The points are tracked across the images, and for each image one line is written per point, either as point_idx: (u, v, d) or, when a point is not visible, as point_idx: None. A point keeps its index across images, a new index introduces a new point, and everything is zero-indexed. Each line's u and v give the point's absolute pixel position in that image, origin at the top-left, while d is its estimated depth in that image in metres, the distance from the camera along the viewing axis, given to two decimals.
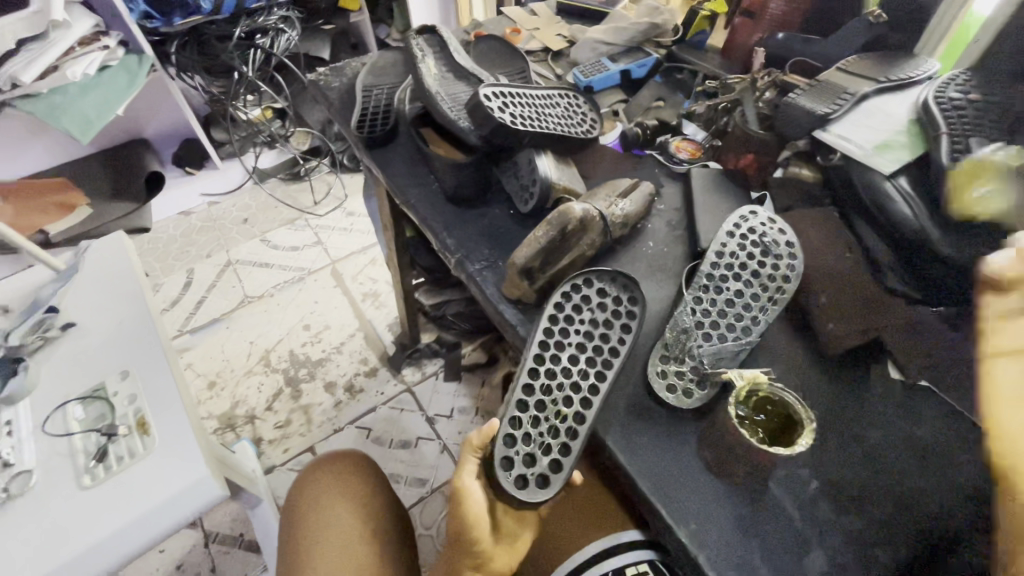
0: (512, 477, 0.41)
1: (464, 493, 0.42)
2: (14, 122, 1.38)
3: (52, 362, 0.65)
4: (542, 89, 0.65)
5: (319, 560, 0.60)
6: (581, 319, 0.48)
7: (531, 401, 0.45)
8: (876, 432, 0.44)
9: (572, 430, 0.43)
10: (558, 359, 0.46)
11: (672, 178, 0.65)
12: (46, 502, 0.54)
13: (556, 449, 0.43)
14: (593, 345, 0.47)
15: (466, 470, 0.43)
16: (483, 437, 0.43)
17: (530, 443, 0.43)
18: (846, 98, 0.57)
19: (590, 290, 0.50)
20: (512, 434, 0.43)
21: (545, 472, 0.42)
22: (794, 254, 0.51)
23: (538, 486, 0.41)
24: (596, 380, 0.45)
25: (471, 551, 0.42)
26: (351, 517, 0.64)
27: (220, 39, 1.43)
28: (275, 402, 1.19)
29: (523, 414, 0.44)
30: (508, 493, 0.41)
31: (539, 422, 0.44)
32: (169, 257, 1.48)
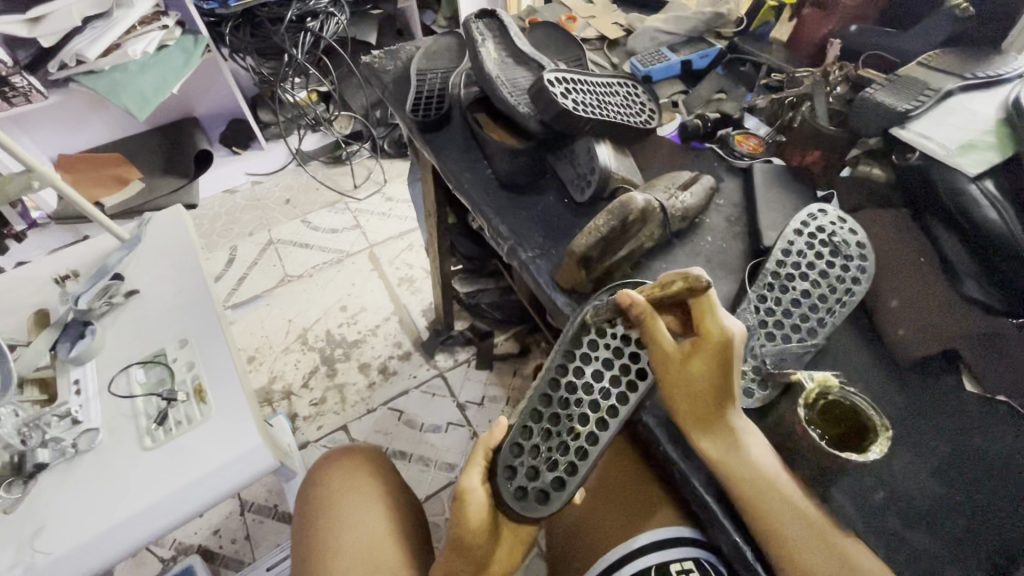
0: (512, 487, 0.42)
1: (467, 496, 0.41)
2: (77, 99, 1.42)
3: (116, 327, 0.68)
4: (601, 76, 0.63)
5: (341, 558, 0.59)
6: (612, 335, 0.48)
7: (546, 415, 0.46)
8: (948, 445, 0.42)
9: (583, 450, 0.43)
10: (581, 373, 0.47)
11: (732, 173, 0.63)
12: (111, 460, 0.57)
13: (561, 468, 0.43)
14: (620, 363, 0.47)
15: (473, 471, 0.43)
16: (495, 437, 0.45)
17: (537, 456, 0.44)
18: (927, 96, 0.54)
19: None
20: (520, 444, 0.44)
21: (546, 488, 0.42)
22: (865, 254, 0.50)
23: (537, 501, 0.42)
24: (616, 401, 0.45)
25: (471, 556, 0.42)
26: (374, 511, 0.63)
27: (272, 22, 1.45)
28: (311, 379, 1.22)
29: (534, 426, 0.45)
30: (505, 502, 0.42)
31: (550, 437, 0.44)
32: (214, 233, 1.53)
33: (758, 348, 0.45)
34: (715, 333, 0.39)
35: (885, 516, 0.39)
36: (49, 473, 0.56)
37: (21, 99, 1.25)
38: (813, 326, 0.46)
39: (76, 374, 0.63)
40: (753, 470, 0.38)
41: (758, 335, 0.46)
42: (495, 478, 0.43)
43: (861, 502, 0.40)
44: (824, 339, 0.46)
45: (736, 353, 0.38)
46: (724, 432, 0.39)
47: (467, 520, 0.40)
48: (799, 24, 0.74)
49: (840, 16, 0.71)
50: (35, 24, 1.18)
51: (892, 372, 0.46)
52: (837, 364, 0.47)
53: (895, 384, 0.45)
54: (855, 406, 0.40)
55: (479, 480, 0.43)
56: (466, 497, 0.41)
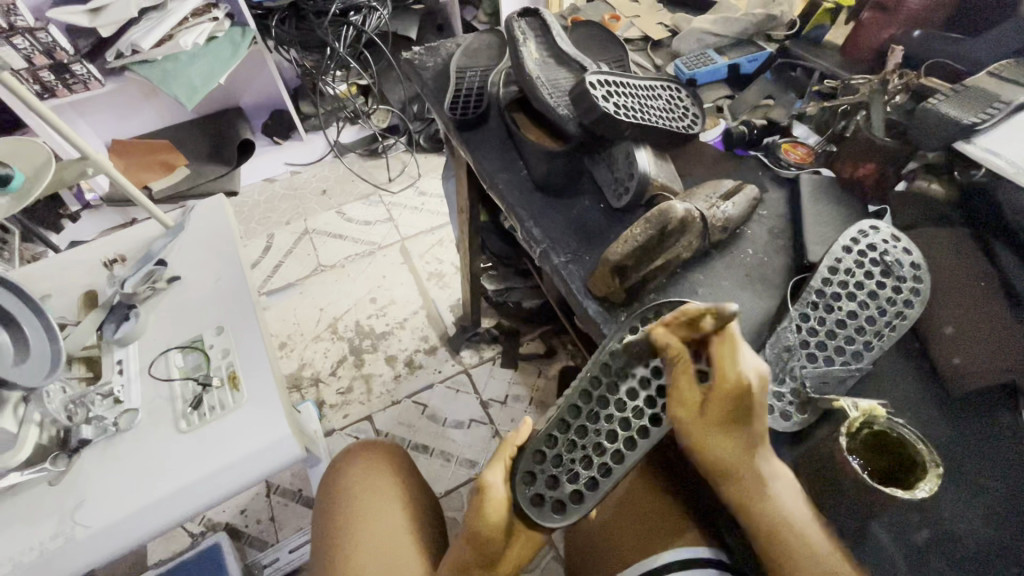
0: (530, 493, 0.43)
1: (488, 490, 0.42)
2: (133, 88, 1.48)
3: (158, 311, 0.70)
4: (644, 79, 0.62)
5: (359, 557, 0.59)
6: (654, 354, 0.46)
7: (574, 425, 0.45)
8: (1002, 484, 0.39)
9: (606, 468, 0.43)
10: (615, 388, 0.46)
11: (777, 183, 0.60)
12: (148, 440, 0.59)
13: (582, 481, 0.43)
14: (658, 385, 0.45)
15: (495, 468, 0.43)
16: (519, 436, 0.45)
17: (559, 465, 0.44)
18: (998, 107, 0.51)
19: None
20: (543, 452, 0.45)
21: (563, 499, 0.43)
22: (920, 276, 0.47)
23: (552, 510, 0.43)
24: (649, 422, 0.44)
25: (486, 558, 0.42)
26: (395, 504, 0.64)
27: (317, 15, 1.47)
28: (339, 368, 1.24)
29: (560, 436, 0.45)
30: (522, 508, 0.42)
31: (574, 448, 0.44)
32: (253, 220, 1.57)
33: (797, 370, 0.43)
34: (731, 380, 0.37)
35: (927, 557, 0.37)
36: (90, 450, 0.58)
37: (81, 86, 1.31)
38: (858, 349, 0.44)
39: (120, 356, 0.65)
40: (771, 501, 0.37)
41: (798, 356, 0.44)
42: (514, 482, 0.43)
43: (902, 540, 0.38)
44: (870, 364, 0.44)
45: (753, 396, 0.37)
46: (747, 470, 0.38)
47: (484, 515, 0.41)
48: (856, 28, 0.70)
49: (902, 21, 0.68)
50: (97, 15, 1.23)
51: (942, 403, 0.43)
52: (881, 390, 0.44)
53: (942, 417, 0.43)
54: (904, 440, 0.38)
55: (502, 477, 0.43)
56: (486, 499, 0.41)
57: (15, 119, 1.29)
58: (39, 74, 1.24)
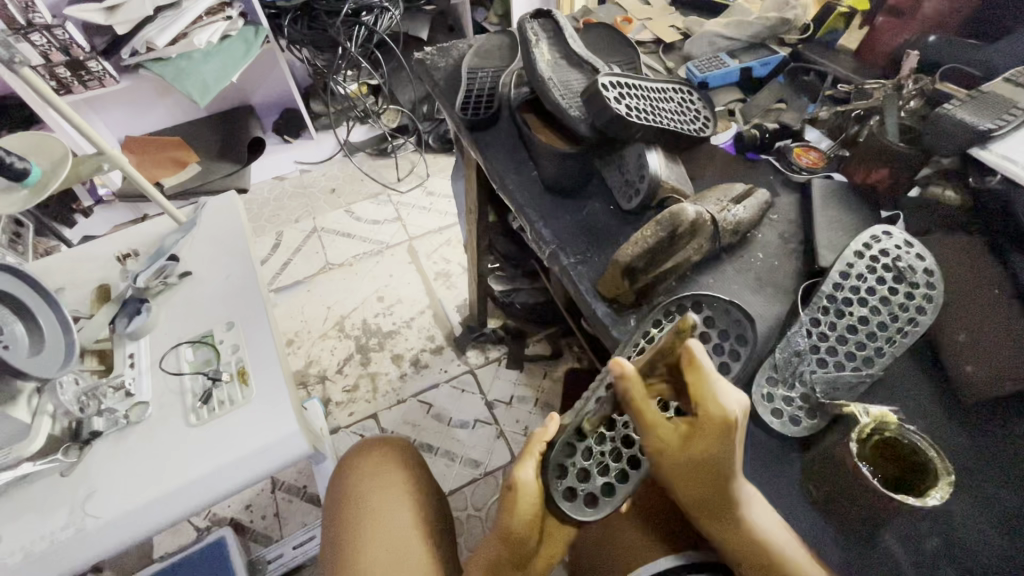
0: (562, 487, 0.43)
1: (522, 487, 0.41)
2: (146, 85, 1.50)
3: (170, 306, 0.71)
4: (656, 81, 0.61)
5: (368, 554, 0.59)
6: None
7: (603, 418, 0.46)
8: (1014, 493, 0.39)
9: (637, 459, 0.43)
10: None
11: (789, 188, 0.60)
12: (159, 433, 0.60)
13: (613, 473, 0.43)
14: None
15: (526, 464, 0.42)
16: (547, 431, 0.44)
17: (590, 459, 0.44)
18: (1016, 114, 0.50)
19: (697, 317, 0.46)
20: (574, 445, 0.45)
21: (595, 492, 0.43)
22: (933, 283, 0.46)
23: (584, 504, 0.43)
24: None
25: (517, 560, 0.41)
26: (404, 503, 0.64)
27: (329, 15, 1.48)
28: (345, 366, 1.24)
29: (590, 429, 0.45)
30: (556, 502, 0.43)
31: (604, 441, 0.45)
32: (262, 218, 1.58)
33: (806, 374, 0.43)
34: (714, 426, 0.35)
35: (938, 567, 0.37)
36: (102, 441, 0.59)
37: (96, 83, 1.33)
38: (869, 355, 0.44)
39: (131, 349, 0.66)
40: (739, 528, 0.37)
41: (808, 360, 0.44)
42: (546, 475, 0.44)
43: (912, 547, 0.37)
44: (881, 370, 0.44)
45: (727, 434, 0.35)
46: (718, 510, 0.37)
47: (518, 513, 0.40)
48: (872, 32, 0.71)
49: (917, 27, 0.68)
50: (113, 12, 1.24)
51: (954, 410, 0.43)
52: (890, 397, 0.44)
53: (953, 424, 0.42)
54: (915, 446, 0.37)
55: (533, 473, 0.42)
56: (517, 494, 0.40)
57: (32, 114, 1.31)
58: (55, 70, 1.26)
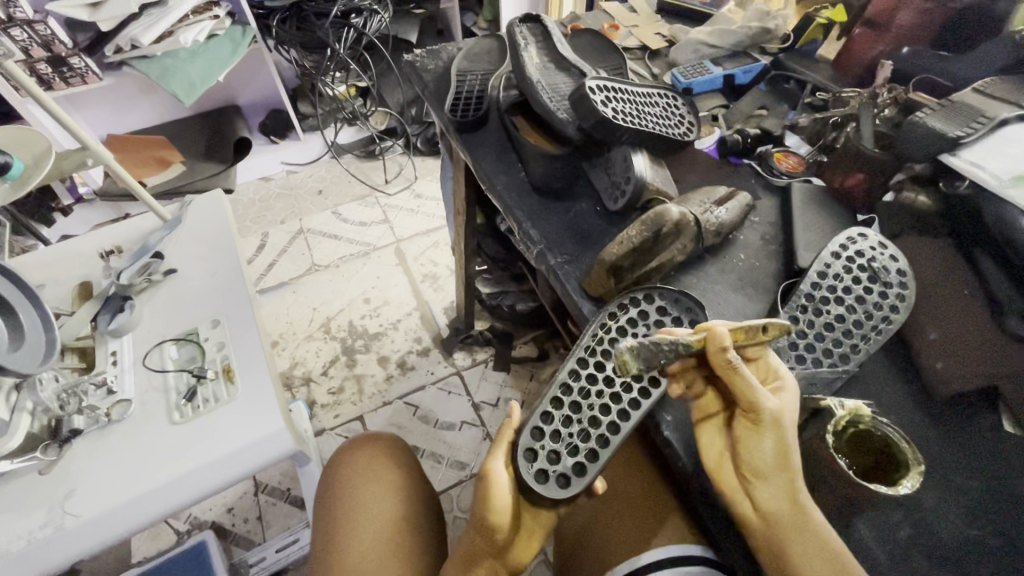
0: (533, 469, 0.43)
1: (493, 479, 0.42)
2: (129, 83, 1.48)
3: (154, 303, 0.70)
4: (641, 86, 0.63)
5: (354, 549, 0.59)
6: (634, 333, 0.48)
7: (567, 402, 0.46)
8: (982, 485, 0.41)
9: (605, 439, 0.44)
10: (602, 367, 0.48)
11: (770, 192, 0.62)
12: (142, 431, 0.59)
13: (582, 454, 0.44)
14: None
15: (495, 455, 0.44)
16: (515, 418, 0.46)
17: (558, 441, 0.45)
18: (982, 122, 0.53)
19: (650, 307, 0.50)
20: (541, 429, 0.45)
21: (567, 473, 0.43)
22: (906, 282, 0.48)
23: (557, 485, 0.43)
24: (638, 395, 0.45)
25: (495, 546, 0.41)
26: (390, 498, 0.64)
27: (318, 16, 1.48)
28: (331, 367, 1.24)
29: (555, 413, 0.46)
30: (529, 484, 0.43)
31: (570, 423, 0.45)
32: (248, 218, 1.57)
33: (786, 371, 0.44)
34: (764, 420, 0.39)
35: (910, 557, 0.38)
36: (82, 440, 0.58)
37: (78, 80, 1.31)
38: (846, 352, 0.45)
39: (114, 346, 0.65)
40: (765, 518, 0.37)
41: (788, 357, 0.45)
42: (517, 460, 0.44)
43: (886, 537, 0.39)
44: (857, 366, 0.45)
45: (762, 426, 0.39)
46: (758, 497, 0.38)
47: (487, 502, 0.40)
48: (849, 43, 0.73)
49: (892, 38, 0.70)
50: (96, 8, 1.23)
51: (926, 406, 0.45)
52: (866, 393, 0.45)
53: (924, 419, 0.44)
54: (887, 439, 0.39)
55: (502, 463, 0.43)
56: (487, 482, 0.41)
57: (10, 110, 1.28)
58: (36, 66, 1.23)
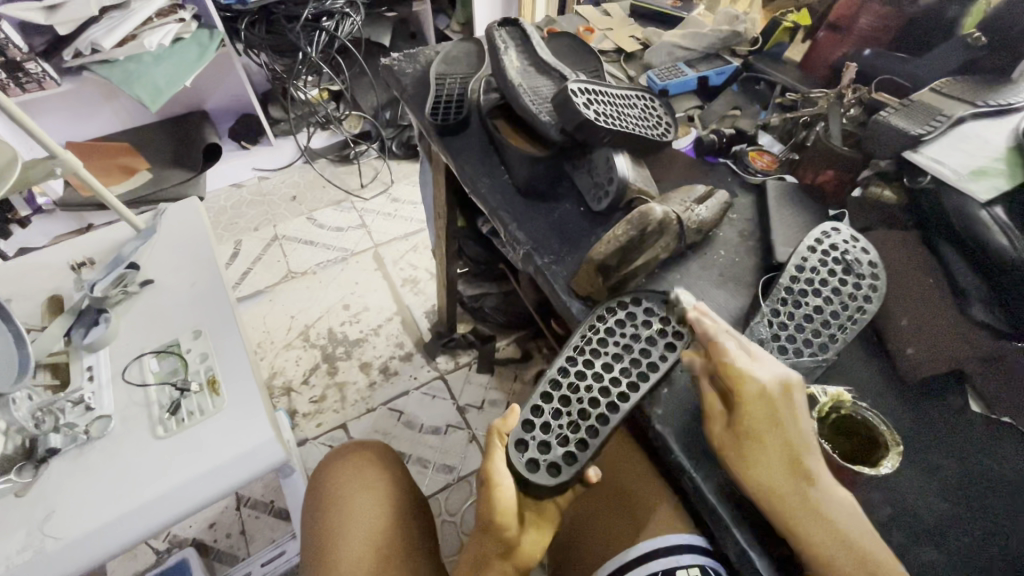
0: (525, 459, 0.44)
1: (496, 482, 0.43)
2: (91, 89, 1.44)
3: (131, 316, 0.68)
4: (620, 89, 0.64)
5: (346, 554, 0.59)
6: (622, 334, 0.50)
7: (556, 396, 0.47)
8: (954, 462, 0.43)
9: (594, 428, 0.45)
10: (591, 364, 0.48)
11: (745, 190, 0.64)
12: (124, 448, 0.57)
13: (573, 443, 0.45)
14: (630, 357, 0.48)
15: (496, 456, 0.44)
16: (507, 424, 0.46)
17: (549, 432, 0.45)
18: (940, 121, 0.56)
19: (638, 308, 0.51)
20: (532, 421, 0.46)
21: (558, 462, 0.44)
22: (877, 274, 0.50)
23: (548, 473, 0.43)
24: (626, 388, 0.47)
25: (502, 538, 0.42)
26: (380, 501, 0.64)
27: (288, 20, 1.45)
28: (312, 376, 1.22)
29: (545, 406, 0.47)
30: (521, 473, 0.43)
31: (560, 416, 0.46)
32: (220, 226, 1.53)
33: None
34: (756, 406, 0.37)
35: (892, 534, 0.40)
36: (60, 459, 0.56)
37: (35, 85, 1.26)
38: (824, 342, 0.47)
39: (89, 362, 0.63)
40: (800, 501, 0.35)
41: (770, 349, 0.47)
42: (510, 451, 0.45)
43: (869, 516, 0.41)
44: (835, 355, 0.47)
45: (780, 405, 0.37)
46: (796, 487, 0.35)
47: (492, 503, 0.42)
48: (813, 46, 0.77)
49: (855, 40, 0.74)
50: (52, 11, 1.18)
51: (900, 390, 0.47)
52: (843, 380, 0.48)
53: (899, 403, 0.46)
54: (868, 423, 0.41)
55: (505, 465, 0.44)
56: (494, 489, 0.42)
57: None
58: None
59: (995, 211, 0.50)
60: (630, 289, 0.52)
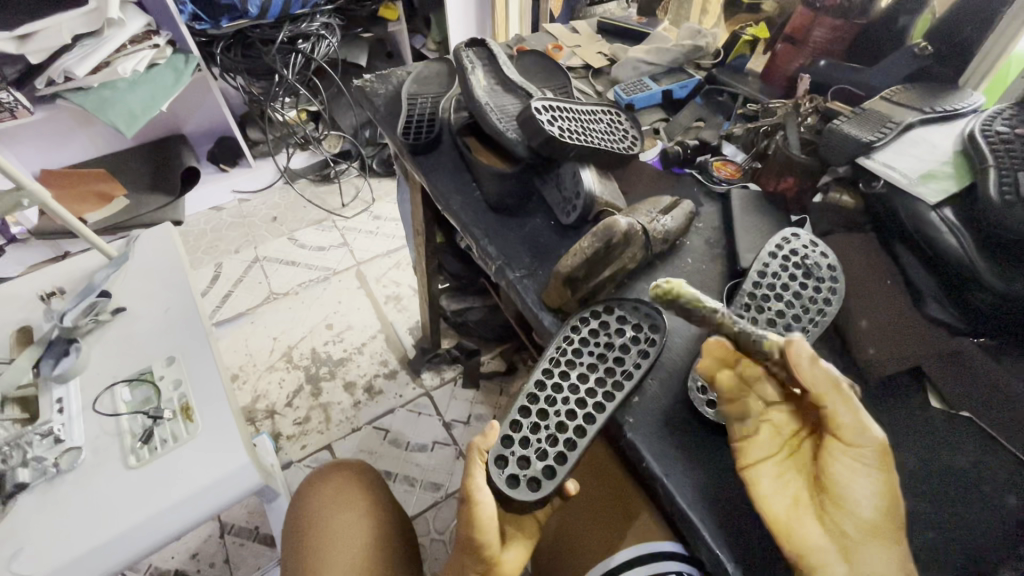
0: (505, 475, 0.44)
1: (477, 500, 0.42)
2: (65, 115, 1.43)
3: (102, 346, 0.67)
4: (585, 104, 0.66)
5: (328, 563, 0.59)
6: (597, 343, 0.51)
7: (534, 409, 0.48)
8: (915, 458, 0.44)
9: (572, 441, 0.46)
10: (567, 376, 0.49)
11: (711, 199, 0.66)
12: (95, 480, 0.56)
13: (552, 456, 0.45)
14: (605, 367, 0.49)
15: (475, 471, 0.44)
16: (487, 440, 0.45)
17: (528, 446, 0.46)
18: (890, 127, 0.59)
19: (611, 317, 0.52)
20: (511, 436, 0.46)
21: (537, 476, 0.44)
22: (837, 276, 0.52)
23: (528, 488, 0.44)
24: (602, 399, 0.47)
25: (481, 555, 0.42)
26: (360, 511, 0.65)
27: (264, 43, 1.46)
28: (296, 398, 1.21)
29: (523, 420, 0.47)
30: (501, 489, 0.43)
31: (538, 429, 0.47)
32: (199, 249, 1.52)
33: None
34: (852, 431, 0.37)
35: None
36: (29, 494, 0.55)
37: (6, 115, 1.24)
38: None
39: (59, 394, 0.62)
40: (797, 527, 0.37)
41: None
42: (489, 467, 0.45)
43: None
44: None
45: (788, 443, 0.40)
46: (837, 553, 0.36)
47: (473, 520, 0.41)
48: (772, 57, 0.79)
49: (810, 50, 0.76)
50: (24, 40, 1.17)
51: (863, 389, 0.48)
52: None
53: (863, 403, 0.47)
54: None
55: (485, 480, 0.43)
56: (473, 506, 0.42)
57: None
58: None
59: (948, 217, 0.51)
60: (603, 298, 0.53)
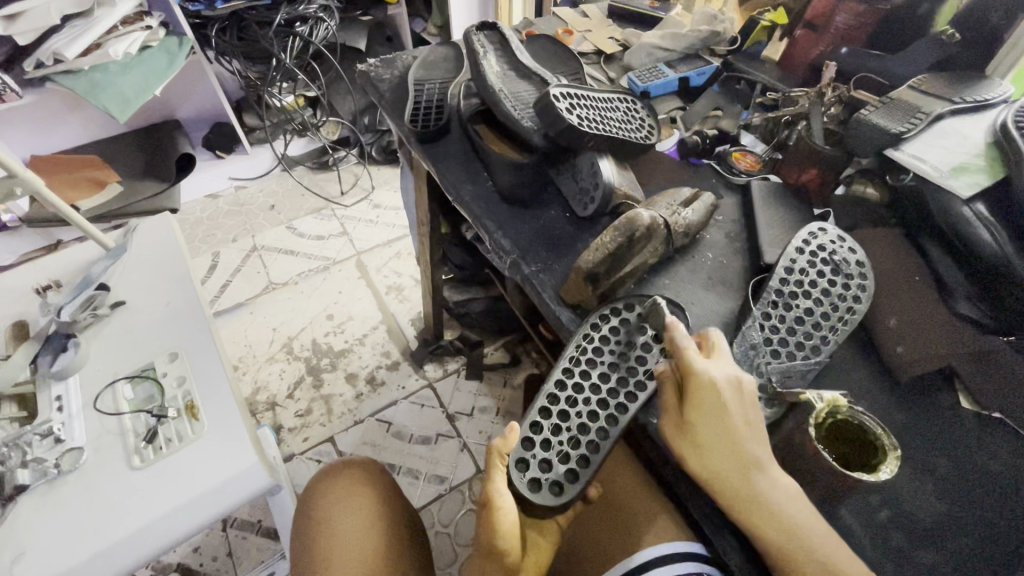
0: (526, 479, 0.43)
1: (497, 505, 0.40)
2: (54, 98, 1.38)
3: (102, 341, 0.65)
4: (601, 92, 0.63)
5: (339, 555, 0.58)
6: (618, 341, 0.49)
7: (555, 411, 0.46)
8: (946, 459, 0.43)
9: (595, 444, 0.44)
10: (588, 375, 0.48)
11: (731, 190, 0.64)
12: (97, 480, 0.55)
13: (574, 460, 0.44)
14: (626, 366, 0.48)
15: (496, 477, 0.42)
16: (508, 443, 0.42)
17: (550, 449, 0.44)
18: (919, 118, 0.57)
19: (632, 315, 0.50)
20: (532, 439, 0.45)
21: (560, 481, 0.43)
22: (865, 272, 0.50)
23: (550, 493, 0.42)
24: (624, 400, 0.46)
25: (504, 563, 0.40)
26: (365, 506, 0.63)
27: (260, 25, 1.42)
28: (296, 390, 1.19)
29: (543, 422, 0.46)
30: (523, 494, 0.42)
31: (559, 431, 0.45)
32: (195, 238, 1.49)
33: (763, 366, 0.46)
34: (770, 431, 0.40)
35: (890, 535, 0.40)
36: (29, 496, 0.53)
37: None
38: (816, 343, 0.47)
39: (58, 391, 0.60)
40: None
41: (763, 353, 0.46)
42: (510, 471, 0.43)
43: (865, 516, 0.40)
44: (827, 357, 0.47)
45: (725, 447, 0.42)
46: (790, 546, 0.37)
47: (494, 527, 0.40)
48: (791, 44, 0.77)
49: (832, 36, 0.73)
50: (11, 21, 1.13)
51: (891, 389, 0.47)
52: (835, 379, 0.48)
53: (890, 402, 0.46)
54: (863, 426, 0.41)
55: (504, 485, 0.42)
56: (494, 512, 0.40)
57: None
58: None
59: (981, 212, 0.50)
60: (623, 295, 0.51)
